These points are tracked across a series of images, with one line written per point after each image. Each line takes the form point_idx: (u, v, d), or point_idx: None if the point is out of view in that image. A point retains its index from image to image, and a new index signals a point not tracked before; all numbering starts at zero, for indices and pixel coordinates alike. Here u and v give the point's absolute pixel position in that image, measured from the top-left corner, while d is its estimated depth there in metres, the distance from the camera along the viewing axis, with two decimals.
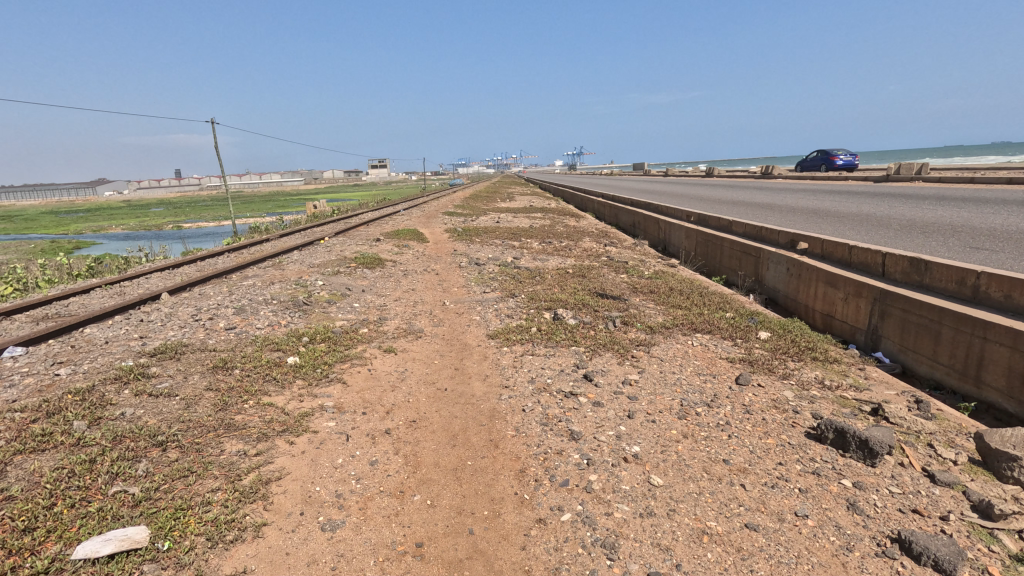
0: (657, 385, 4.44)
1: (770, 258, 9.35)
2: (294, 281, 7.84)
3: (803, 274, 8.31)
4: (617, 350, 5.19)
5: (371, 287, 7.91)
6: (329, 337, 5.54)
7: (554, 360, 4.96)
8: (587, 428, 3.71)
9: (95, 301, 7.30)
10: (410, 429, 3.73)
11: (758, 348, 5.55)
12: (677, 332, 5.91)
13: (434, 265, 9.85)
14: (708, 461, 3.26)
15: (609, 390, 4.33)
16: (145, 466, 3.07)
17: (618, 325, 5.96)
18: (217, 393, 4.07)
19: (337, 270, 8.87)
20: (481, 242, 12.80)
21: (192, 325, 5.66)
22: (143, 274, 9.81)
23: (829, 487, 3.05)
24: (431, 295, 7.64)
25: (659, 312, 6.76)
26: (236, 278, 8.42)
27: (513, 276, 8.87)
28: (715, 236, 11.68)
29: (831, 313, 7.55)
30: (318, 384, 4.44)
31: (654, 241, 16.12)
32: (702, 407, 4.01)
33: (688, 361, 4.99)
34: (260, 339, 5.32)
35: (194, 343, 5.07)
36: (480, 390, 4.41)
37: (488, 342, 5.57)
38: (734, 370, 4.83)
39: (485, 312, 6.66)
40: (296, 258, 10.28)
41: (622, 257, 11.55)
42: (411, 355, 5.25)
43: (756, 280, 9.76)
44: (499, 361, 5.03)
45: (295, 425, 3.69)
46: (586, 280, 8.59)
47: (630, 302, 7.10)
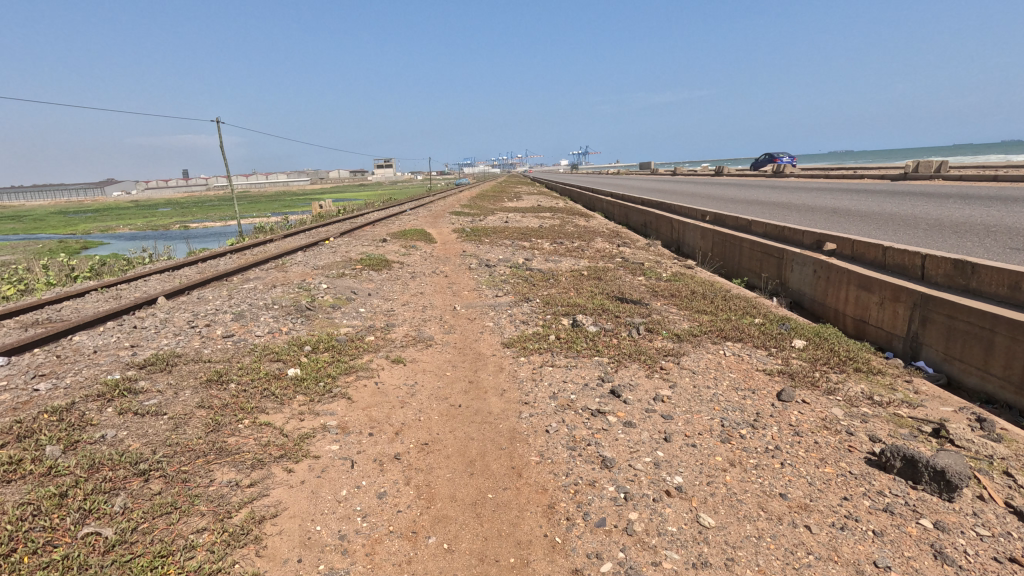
0: (692, 401, 4.04)
1: (794, 260, 8.91)
2: (298, 284, 7.47)
3: (832, 276, 7.87)
4: (644, 361, 4.80)
5: (377, 291, 7.54)
6: (333, 345, 5.17)
7: (576, 372, 4.56)
8: (620, 453, 3.31)
9: (89, 305, 6.96)
10: (421, 455, 3.35)
11: (796, 359, 5.14)
12: (705, 341, 5.50)
13: (443, 267, 9.48)
14: (762, 496, 2.86)
15: (639, 407, 3.93)
16: (123, 501, 2.69)
17: (642, 333, 5.56)
18: (209, 411, 3.70)
19: (342, 272, 8.52)
20: (490, 242, 12.43)
21: (188, 333, 5.31)
22: (142, 275, 9.49)
23: (907, 529, 2.64)
24: (441, 299, 7.26)
25: (684, 318, 6.35)
26: (237, 280, 8.07)
27: (526, 278, 8.48)
28: (734, 236, 11.23)
29: (864, 318, 7.12)
30: (320, 400, 4.07)
31: (667, 242, 15.68)
32: (746, 428, 3.60)
33: (722, 374, 4.59)
34: (260, 349, 4.95)
35: (188, 353, 4.70)
36: (498, 407, 4.02)
37: (504, 351, 5.19)
38: (773, 384, 4.42)
39: (499, 317, 6.27)
40: (300, 259, 9.94)
41: (637, 258, 11.14)
42: (421, 366, 4.86)
43: (780, 282, 9.33)
44: (517, 373, 4.64)
45: (294, 449, 3.31)
46: (603, 283, 8.18)
47: (651, 307, 6.70)
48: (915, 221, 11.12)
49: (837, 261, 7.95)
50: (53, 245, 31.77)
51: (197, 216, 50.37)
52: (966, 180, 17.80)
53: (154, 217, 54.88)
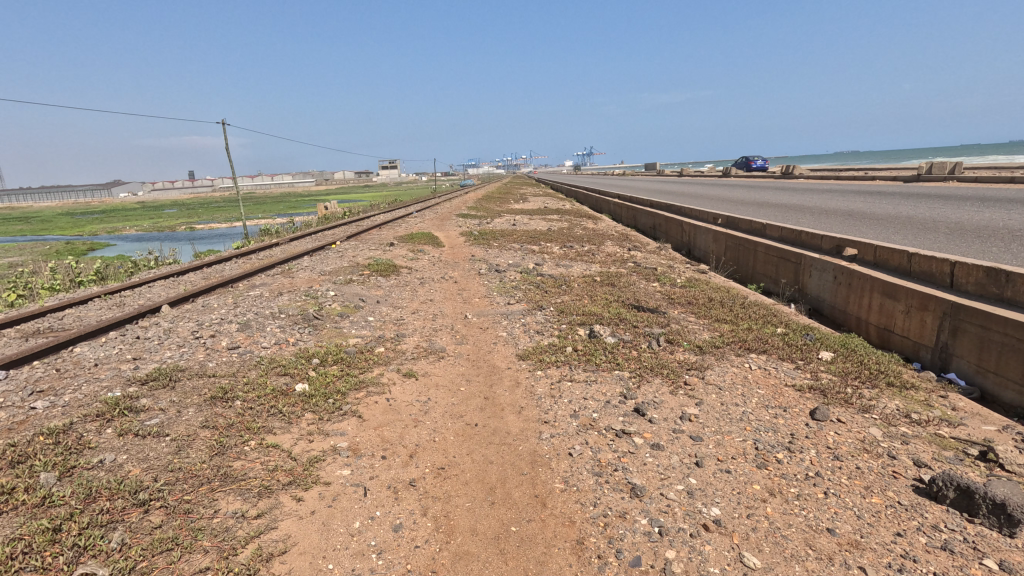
0: (721, 421, 3.82)
1: (813, 265, 8.68)
2: (304, 291, 7.29)
3: (854, 283, 7.63)
4: (666, 376, 4.59)
5: (386, 298, 7.36)
6: (342, 358, 4.98)
7: (596, 388, 4.36)
8: (650, 480, 3.10)
9: (92, 313, 6.80)
10: (438, 482, 3.15)
11: (825, 373, 4.91)
12: (729, 353, 5.28)
13: (452, 273, 9.28)
14: (809, 532, 2.64)
15: (666, 427, 3.72)
16: (121, 536, 2.50)
17: (662, 345, 5.35)
18: (214, 431, 3.51)
19: (349, 278, 8.34)
20: (499, 246, 12.23)
21: (192, 345, 5.13)
22: (147, 281, 9.34)
23: (970, 572, 2.42)
24: (451, 307, 7.06)
25: (704, 328, 6.13)
26: (243, 287, 7.90)
27: (537, 285, 8.28)
28: (748, 241, 11.01)
29: (889, 326, 6.88)
30: (329, 419, 3.88)
31: (678, 245, 15.46)
32: (782, 452, 3.39)
33: (750, 390, 4.37)
34: (266, 362, 4.77)
35: (192, 367, 4.52)
36: (516, 426, 3.83)
37: (519, 364, 4.98)
38: (805, 401, 4.20)
39: (512, 327, 6.06)
40: (307, 264, 9.78)
41: (649, 262, 10.91)
42: (433, 380, 4.67)
43: (797, 288, 9.09)
44: (534, 389, 4.44)
45: (303, 475, 3.12)
46: (617, 290, 7.97)
47: (669, 315, 6.48)
48: (934, 225, 10.87)
49: (858, 268, 7.72)
50: (61, 247, 31.82)
51: (203, 218, 50.44)
52: (981, 181, 17.51)
53: (161, 218, 55.02)
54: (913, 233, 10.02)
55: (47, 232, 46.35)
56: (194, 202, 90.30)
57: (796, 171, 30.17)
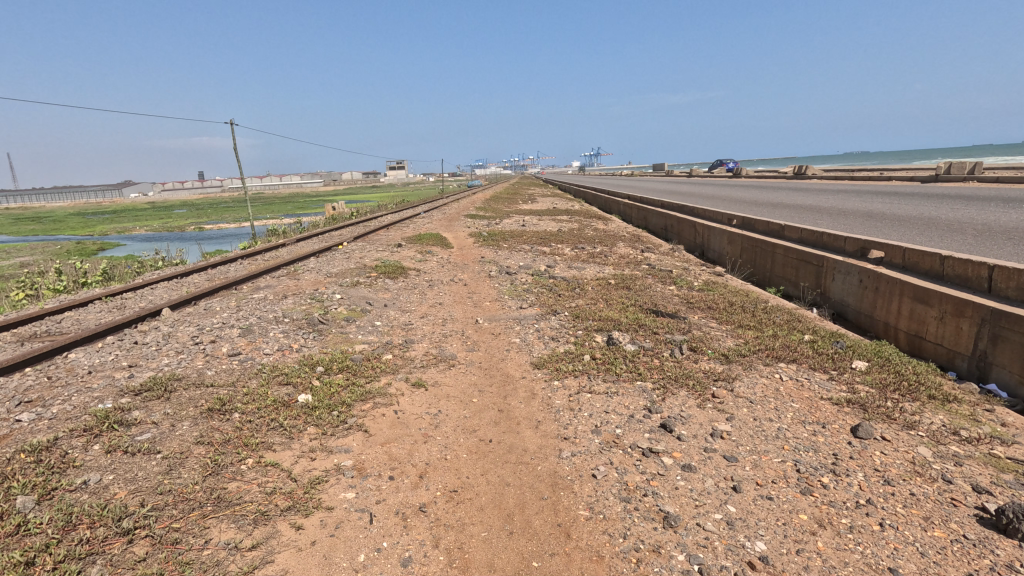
0: (756, 439, 3.53)
1: (836, 268, 8.34)
2: (309, 294, 7.05)
3: (881, 287, 7.30)
4: (692, 388, 4.30)
5: (394, 302, 7.11)
6: (347, 366, 4.72)
7: (618, 401, 4.08)
8: (683, 507, 2.82)
9: (91, 315, 6.59)
10: (451, 508, 2.87)
11: (861, 385, 4.61)
12: (756, 361, 4.99)
13: (462, 275, 9.02)
14: (868, 572, 2.34)
15: (697, 445, 3.43)
16: (99, 571, 2.24)
17: (686, 353, 5.06)
18: (209, 448, 3.26)
19: (356, 280, 8.10)
20: (509, 247, 11.95)
21: (191, 351, 4.89)
22: (150, 282, 9.14)
23: None
24: (461, 311, 6.79)
25: (727, 334, 5.84)
26: (246, 289, 7.68)
27: (550, 288, 8.01)
28: (766, 242, 10.68)
29: (920, 333, 6.54)
30: (333, 434, 3.62)
31: (691, 246, 15.13)
32: (827, 476, 3.09)
33: (783, 403, 4.07)
34: (268, 370, 4.53)
35: (190, 375, 4.28)
36: (534, 443, 3.55)
37: (534, 373, 4.71)
38: (844, 416, 3.90)
39: (525, 333, 5.79)
40: (312, 266, 9.56)
41: (664, 264, 10.61)
42: (444, 390, 4.40)
43: (820, 292, 8.76)
44: (552, 401, 4.16)
45: (303, 499, 2.86)
46: (633, 294, 7.67)
47: (689, 321, 6.19)
48: (959, 226, 10.50)
49: (886, 271, 7.39)
50: (72, 247, 31.91)
51: (212, 218, 50.57)
52: (1003, 181, 17.04)
53: (171, 219, 55.12)
54: (939, 235, 9.66)
55: (58, 232, 46.58)
56: (204, 202, 90.98)
57: (808, 172, 29.75)
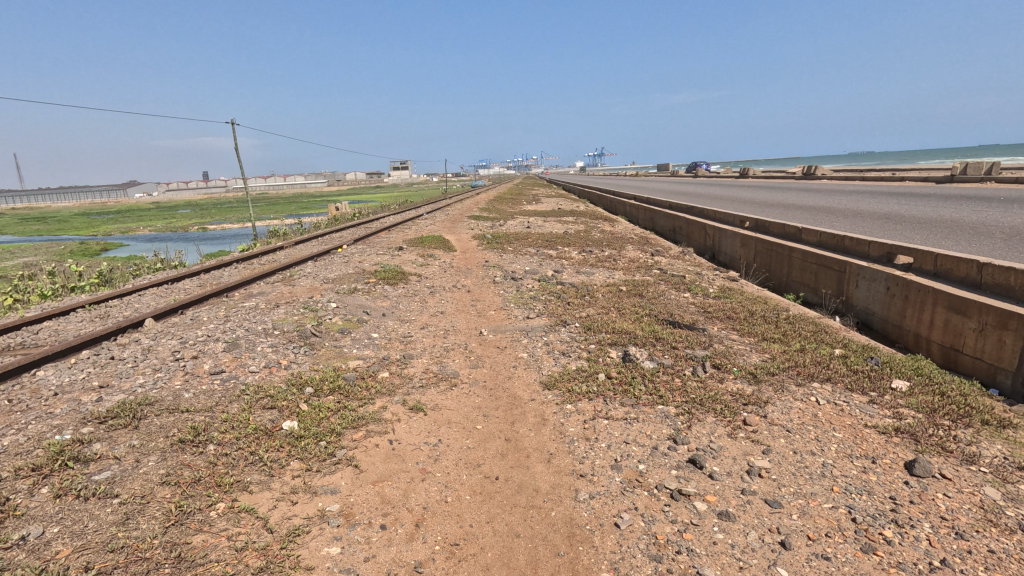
0: (799, 479, 3.10)
1: (861, 274, 7.89)
2: (303, 303, 6.66)
3: (911, 295, 6.86)
4: (721, 414, 3.87)
5: (393, 310, 6.70)
6: (339, 386, 4.31)
7: (639, 430, 3.65)
8: (725, 570, 2.39)
9: (71, 325, 6.21)
10: (451, 568, 2.45)
11: (906, 410, 4.16)
12: (787, 380, 4.55)
13: (465, 281, 8.59)
14: None
15: (733, 487, 3.00)
16: None
17: (709, 371, 4.63)
18: (175, 491, 2.84)
19: (354, 287, 7.70)
20: (513, 251, 11.55)
21: (169, 369, 4.49)
22: (141, 287, 8.77)
23: None
24: (464, 321, 6.37)
25: (752, 349, 5.39)
26: (238, 297, 7.29)
27: (558, 295, 7.59)
28: (783, 246, 10.23)
29: (956, 346, 6.09)
30: (320, 470, 3.20)
31: (701, 249, 14.68)
32: (888, 528, 2.66)
33: (824, 433, 3.64)
34: (251, 392, 4.12)
35: (164, 399, 3.87)
36: (546, 483, 3.13)
37: (544, 395, 4.29)
38: (895, 449, 3.46)
39: (533, 347, 5.37)
40: (309, 270, 9.18)
41: (676, 269, 10.17)
42: (445, 415, 3.98)
43: (842, 299, 8.31)
44: (565, 430, 3.74)
45: (278, 558, 2.44)
46: (646, 302, 7.25)
47: (710, 334, 5.74)
48: (985, 229, 10.04)
49: (916, 278, 6.94)
50: (74, 247, 31.64)
51: (215, 219, 50.32)
52: None
53: (174, 219, 54.90)
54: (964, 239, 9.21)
55: (62, 232, 46.47)
56: (207, 202, 90.98)
57: (817, 173, 29.20)
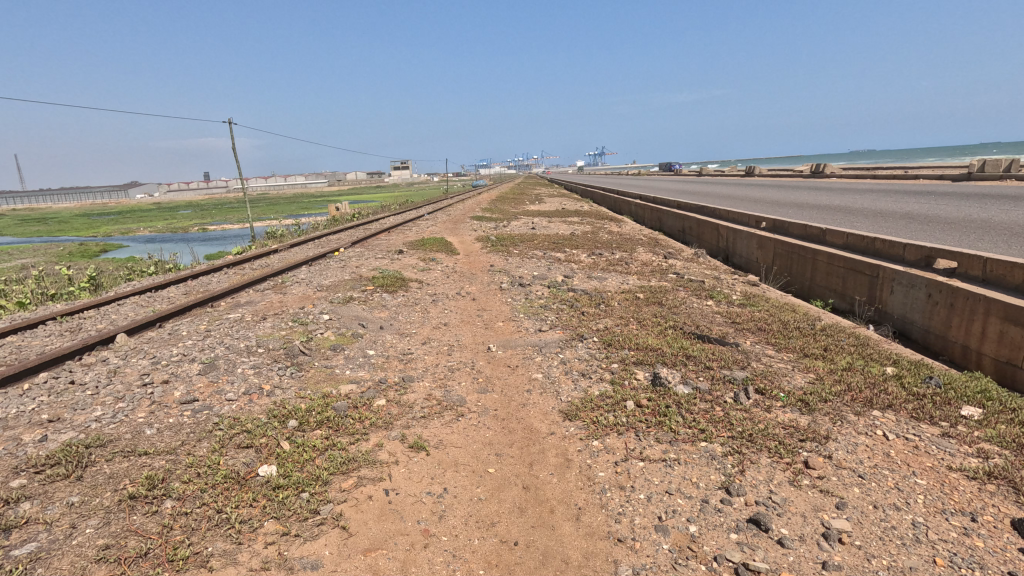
0: (890, 547, 2.50)
1: (898, 280, 7.28)
2: (293, 314, 6.08)
3: (958, 304, 6.26)
4: (776, 454, 3.28)
5: (392, 322, 6.13)
6: (329, 419, 3.73)
7: (683, 477, 3.06)
8: None
9: (36, 341, 5.63)
10: None
11: (988, 445, 3.56)
12: (844, 409, 3.95)
13: (469, 287, 8.01)
14: None
15: (812, 560, 2.42)
16: None
17: (753, 398, 4.03)
18: (114, 571, 2.25)
19: (350, 295, 7.13)
20: (519, 253, 10.97)
21: (133, 397, 3.90)
22: (122, 295, 8.20)
23: None
24: (470, 335, 5.78)
25: (795, 368, 4.79)
26: (223, 308, 6.71)
27: (570, 303, 7.01)
28: (806, 248, 9.64)
29: (1013, 360, 5.48)
30: (300, 534, 2.62)
31: (714, 250, 14.09)
32: None
33: (904, 479, 3.05)
34: (225, 427, 3.53)
35: (121, 437, 3.29)
36: (578, 552, 2.55)
37: (565, 429, 3.70)
38: (995, 501, 2.87)
39: (549, 366, 4.77)
40: (303, 276, 8.59)
41: (693, 273, 9.57)
42: (450, 454, 3.39)
43: (876, 307, 7.70)
44: (594, 475, 3.15)
45: None
46: (667, 311, 6.66)
47: (744, 351, 5.14)
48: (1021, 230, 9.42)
49: (963, 284, 6.33)
50: (71, 248, 31.13)
51: (215, 219, 49.82)
52: None
53: (174, 219, 54.42)
54: (1001, 240, 8.61)
55: (61, 233, 46.04)
56: (208, 203, 90.62)
57: (827, 171, 28.56)
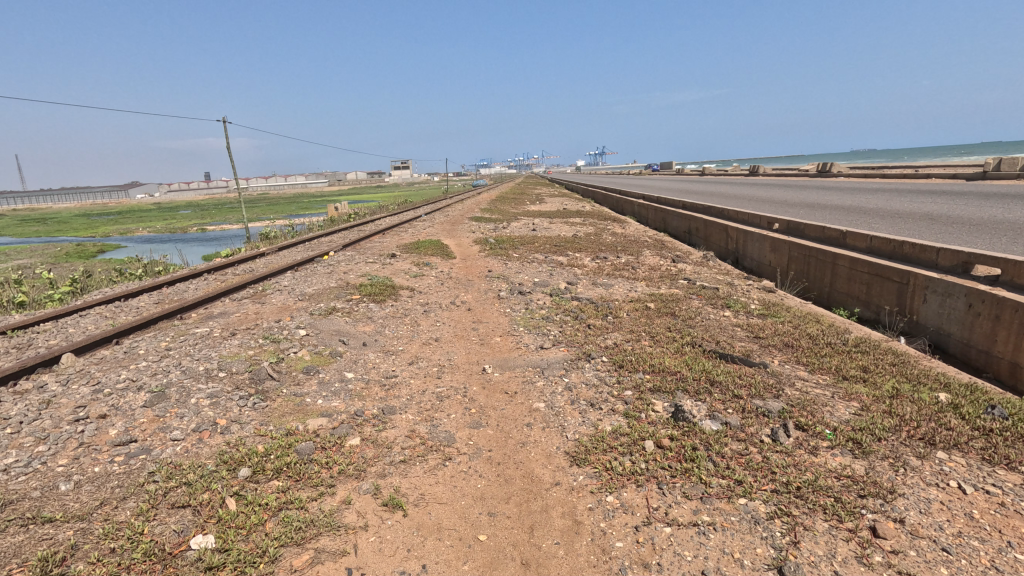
0: None
1: (931, 287, 6.66)
2: (267, 329, 5.45)
3: (1003, 315, 5.63)
4: (835, 517, 2.66)
5: (377, 337, 5.51)
6: (290, 467, 3.11)
7: (722, 553, 2.44)
8: None
9: None
10: None
11: None
12: (902, 449, 3.33)
13: (464, 296, 7.39)
14: None
15: None
16: None
17: (794, 437, 3.41)
18: None
19: (333, 305, 6.51)
20: (519, 257, 10.35)
21: (58, 437, 3.28)
22: (88, 303, 7.57)
23: None
24: (463, 353, 5.15)
25: (835, 396, 4.16)
26: (191, 320, 6.08)
27: (574, 315, 6.39)
28: (825, 252, 9.02)
29: None
30: None
31: (722, 252, 13.50)
32: None
33: (1000, 553, 2.42)
34: (163, 478, 2.92)
35: (26, 497, 2.67)
36: None
37: (572, 479, 3.08)
38: None
39: (552, 394, 4.15)
40: (285, 283, 7.97)
41: (705, 279, 8.96)
42: (432, 516, 2.77)
43: (907, 317, 7.06)
44: (611, 547, 2.53)
45: None
46: (683, 324, 6.04)
47: (775, 374, 4.51)
48: None
49: (1009, 293, 5.70)
50: (67, 249, 30.66)
51: (215, 220, 49.35)
52: None
53: (173, 219, 53.94)
54: None
55: (59, 234, 45.61)
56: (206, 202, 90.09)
57: (834, 171, 27.90)
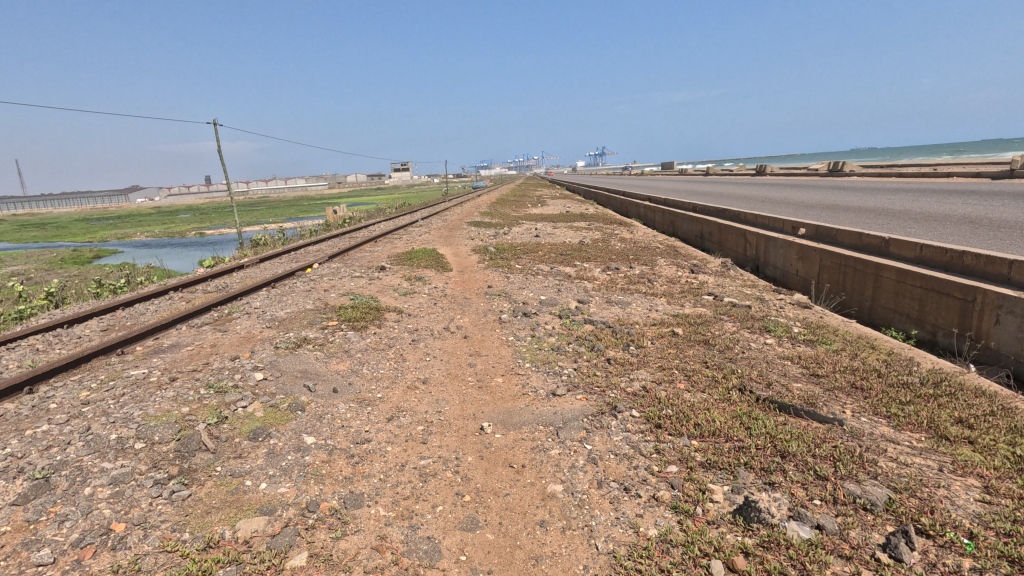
0: None
1: (1007, 306, 5.64)
2: (217, 372, 4.44)
3: None
4: None
5: (351, 380, 4.49)
6: None
7: None
8: None
9: None
10: None
11: None
12: None
13: (460, 320, 6.38)
14: None
15: None
16: None
17: (922, 552, 2.39)
18: None
19: (305, 335, 5.50)
20: (522, 269, 9.36)
21: None
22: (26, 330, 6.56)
23: None
24: (456, 403, 4.13)
25: (943, 470, 3.15)
26: (133, 356, 5.08)
27: (590, 344, 5.38)
28: (865, 262, 8.00)
29: None
30: None
31: (740, 259, 12.51)
32: None
33: None
34: None
35: None
36: None
37: None
38: None
39: (571, 470, 3.15)
40: (256, 305, 6.97)
41: (733, 295, 7.94)
42: None
43: (977, 341, 6.03)
44: None
45: None
46: (722, 357, 5.02)
47: (856, 433, 3.51)
48: None
49: None
50: (59, 254, 29.94)
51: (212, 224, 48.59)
52: None
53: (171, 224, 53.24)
54: None
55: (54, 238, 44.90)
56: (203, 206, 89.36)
57: (846, 170, 26.90)
